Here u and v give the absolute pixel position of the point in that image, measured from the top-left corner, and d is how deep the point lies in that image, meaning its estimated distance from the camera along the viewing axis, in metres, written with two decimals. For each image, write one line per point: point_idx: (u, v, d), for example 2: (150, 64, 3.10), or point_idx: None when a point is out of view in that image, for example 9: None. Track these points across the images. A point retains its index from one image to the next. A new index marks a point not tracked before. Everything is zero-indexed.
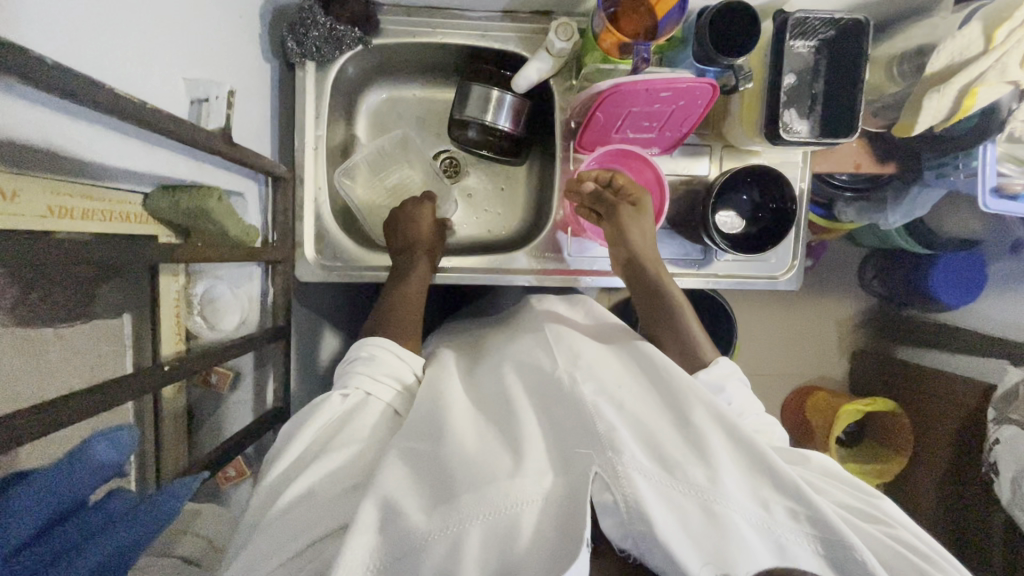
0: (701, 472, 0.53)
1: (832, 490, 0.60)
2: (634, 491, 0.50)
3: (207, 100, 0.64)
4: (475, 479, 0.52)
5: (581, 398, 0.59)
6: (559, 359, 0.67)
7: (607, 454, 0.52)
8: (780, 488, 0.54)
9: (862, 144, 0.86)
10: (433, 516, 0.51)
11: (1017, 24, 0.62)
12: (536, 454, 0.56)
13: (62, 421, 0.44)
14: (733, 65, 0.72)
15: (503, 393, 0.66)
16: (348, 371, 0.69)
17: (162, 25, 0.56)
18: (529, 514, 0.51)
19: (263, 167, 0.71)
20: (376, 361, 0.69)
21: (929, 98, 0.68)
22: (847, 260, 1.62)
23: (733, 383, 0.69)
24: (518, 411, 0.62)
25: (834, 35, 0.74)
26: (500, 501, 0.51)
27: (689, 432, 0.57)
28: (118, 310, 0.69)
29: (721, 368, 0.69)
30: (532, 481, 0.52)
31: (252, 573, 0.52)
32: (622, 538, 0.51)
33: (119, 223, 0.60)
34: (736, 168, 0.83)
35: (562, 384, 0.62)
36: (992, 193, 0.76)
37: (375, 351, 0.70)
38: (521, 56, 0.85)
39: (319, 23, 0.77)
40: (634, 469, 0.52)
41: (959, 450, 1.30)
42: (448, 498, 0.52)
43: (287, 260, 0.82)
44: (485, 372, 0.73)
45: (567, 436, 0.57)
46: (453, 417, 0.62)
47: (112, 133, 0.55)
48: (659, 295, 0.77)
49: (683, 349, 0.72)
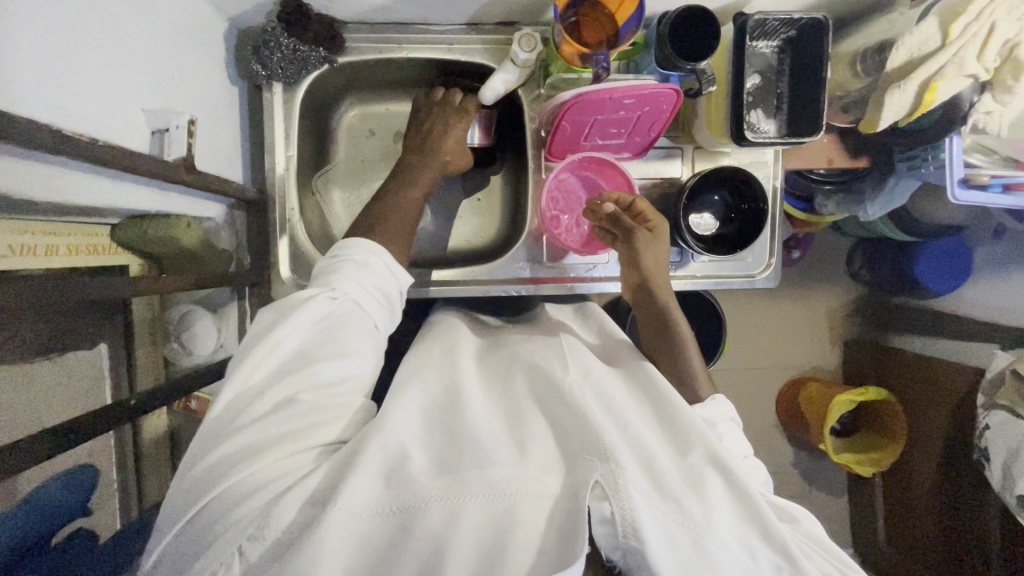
0: (696, 505, 0.51)
1: (821, 559, 0.56)
2: (631, 508, 0.48)
3: (167, 129, 0.64)
4: (480, 461, 0.51)
5: (587, 409, 0.57)
6: (570, 372, 0.65)
7: (610, 465, 0.50)
8: (771, 542, 0.52)
9: (833, 140, 0.87)
10: (437, 481, 0.49)
11: (972, 17, 0.63)
12: (542, 453, 0.54)
13: (29, 461, 0.43)
14: (696, 69, 0.71)
15: (505, 403, 0.64)
16: (336, 270, 0.63)
17: (117, 58, 0.57)
18: (530, 506, 0.48)
19: (232, 191, 0.71)
20: (367, 269, 0.65)
21: (890, 94, 0.68)
22: (835, 251, 1.62)
23: (725, 423, 0.67)
24: (525, 418, 0.60)
25: (795, 35, 0.74)
26: (501, 485, 0.49)
27: (687, 466, 0.55)
28: (92, 341, 0.70)
29: (715, 407, 0.68)
30: (534, 475, 0.50)
31: (223, 475, 0.49)
32: (612, 550, 0.50)
33: (85, 256, 0.61)
34: (706, 170, 0.83)
35: (570, 394, 0.60)
36: (960, 184, 0.76)
37: (370, 259, 0.65)
38: (489, 67, 0.85)
39: (282, 45, 0.77)
40: (635, 489, 0.49)
41: (953, 437, 1.30)
42: (453, 470, 0.50)
43: (263, 281, 0.82)
44: (494, 373, 0.72)
45: (572, 438, 0.55)
46: (464, 409, 0.60)
47: (81, 176, 0.55)
48: (659, 315, 0.76)
49: (680, 377, 0.72)
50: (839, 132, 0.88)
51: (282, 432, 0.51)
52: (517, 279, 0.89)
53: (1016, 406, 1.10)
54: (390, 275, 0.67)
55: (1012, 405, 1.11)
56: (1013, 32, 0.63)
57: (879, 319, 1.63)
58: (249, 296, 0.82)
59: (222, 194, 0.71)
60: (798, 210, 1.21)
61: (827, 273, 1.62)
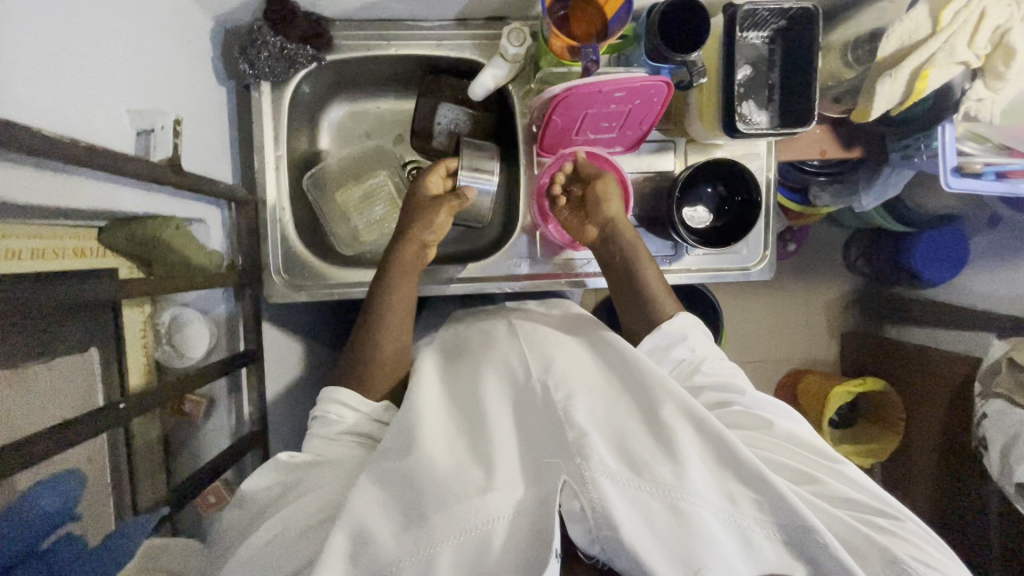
0: (668, 470, 0.53)
1: (803, 470, 0.59)
2: (600, 496, 0.51)
3: (153, 130, 0.63)
4: (445, 498, 0.53)
5: (551, 406, 0.60)
6: (530, 366, 0.67)
7: (574, 461, 0.53)
8: (747, 481, 0.54)
9: (825, 131, 0.87)
10: (404, 539, 0.52)
11: (963, 4, 0.63)
12: (510, 466, 0.56)
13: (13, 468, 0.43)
14: (687, 61, 0.70)
15: (475, 402, 0.66)
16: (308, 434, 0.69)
17: (100, 58, 0.56)
18: (503, 526, 0.52)
19: (220, 193, 0.71)
20: (337, 417, 0.69)
21: (881, 83, 0.68)
22: (832, 242, 1.62)
23: (696, 333, 0.73)
24: (491, 426, 0.61)
25: (786, 25, 0.74)
26: (471, 521, 0.52)
27: (657, 427, 0.58)
28: (82, 344, 0.65)
29: (682, 321, 0.73)
30: (502, 495, 0.53)
31: None
32: (590, 545, 0.53)
33: (72, 259, 0.61)
34: (699, 162, 0.82)
35: (534, 391, 0.63)
36: (953, 172, 0.76)
37: (327, 409, 0.69)
38: (478, 63, 0.85)
39: (269, 44, 0.76)
40: (601, 473, 0.52)
41: (949, 426, 1.30)
42: (418, 519, 0.53)
43: (254, 283, 0.81)
44: (461, 375, 0.72)
45: (539, 443, 0.58)
46: (427, 428, 0.62)
47: (55, 176, 0.54)
48: (627, 273, 0.78)
49: (646, 311, 0.76)
50: (832, 122, 0.87)
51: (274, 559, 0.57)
52: (512, 276, 0.88)
53: (1012, 394, 1.10)
54: (362, 415, 0.69)
55: (1008, 394, 1.11)
56: (1003, 19, 0.63)
57: (876, 309, 1.63)
58: (241, 298, 0.81)
59: (211, 195, 0.70)
60: (793, 202, 1.21)
61: (824, 264, 1.62)
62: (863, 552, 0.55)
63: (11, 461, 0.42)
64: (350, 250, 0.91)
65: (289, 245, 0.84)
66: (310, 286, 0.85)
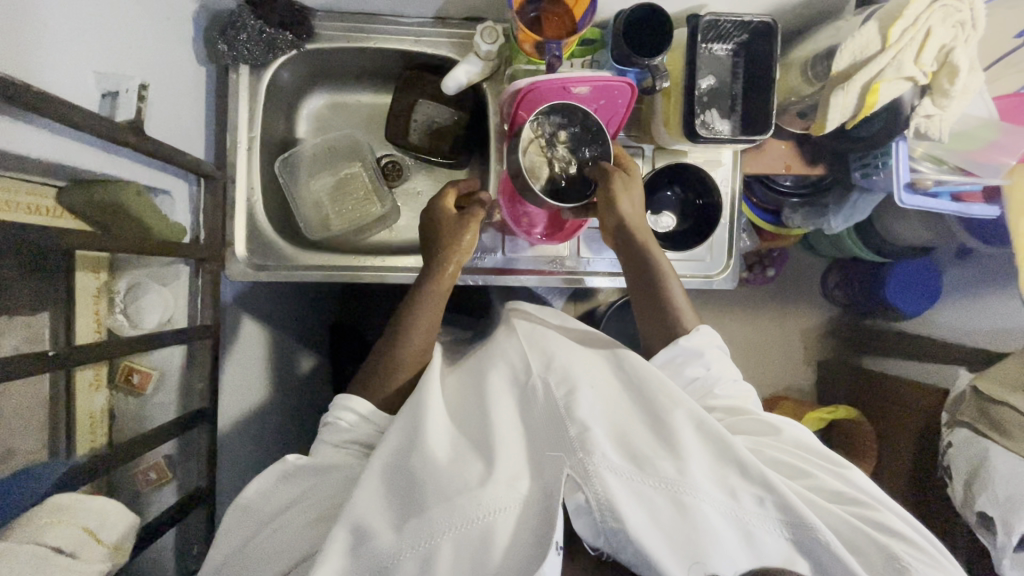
0: (671, 465, 0.54)
1: (808, 471, 0.60)
2: (604, 489, 0.51)
3: (117, 93, 0.64)
4: (445, 492, 0.53)
5: (555, 402, 0.59)
6: (531, 361, 0.65)
7: (578, 455, 0.53)
8: (748, 478, 0.55)
9: (789, 146, 0.90)
10: (402, 535, 0.52)
11: (908, 23, 0.64)
12: (510, 457, 0.56)
13: None
14: (651, 65, 0.73)
15: (478, 398, 0.64)
16: (317, 440, 0.67)
17: (73, 16, 0.57)
18: (505, 521, 0.52)
19: (186, 164, 0.72)
20: (348, 426, 0.66)
21: (835, 96, 0.70)
22: (809, 270, 1.63)
23: (712, 350, 0.71)
24: (492, 416, 0.60)
25: (748, 38, 0.77)
26: (471, 512, 0.51)
27: (659, 428, 0.58)
28: (34, 306, 0.65)
29: (700, 337, 0.71)
30: (504, 486, 0.53)
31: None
32: (596, 538, 0.52)
33: (25, 215, 0.60)
34: (659, 167, 0.85)
35: (534, 389, 0.62)
36: (906, 189, 0.78)
37: (339, 415, 0.67)
38: (454, 61, 0.87)
39: (248, 27, 0.78)
40: (604, 468, 0.52)
41: (919, 458, 1.29)
42: (418, 512, 0.53)
43: (216, 258, 0.81)
44: (462, 371, 0.71)
45: (539, 436, 0.58)
46: (430, 423, 0.60)
47: (12, 122, 0.54)
48: (654, 288, 0.76)
49: (666, 329, 0.75)
50: (796, 139, 0.90)
51: (268, 556, 0.58)
52: (477, 269, 0.89)
53: (977, 423, 1.09)
54: (373, 424, 0.67)
55: (974, 423, 1.10)
56: (948, 38, 0.66)
57: (853, 339, 1.63)
58: (201, 273, 0.80)
59: (176, 164, 0.71)
60: (766, 222, 1.23)
61: (802, 292, 1.63)
62: (861, 548, 0.56)
63: None
64: (318, 236, 0.92)
65: (255, 225, 0.85)
66: (272, 267, 0.85)
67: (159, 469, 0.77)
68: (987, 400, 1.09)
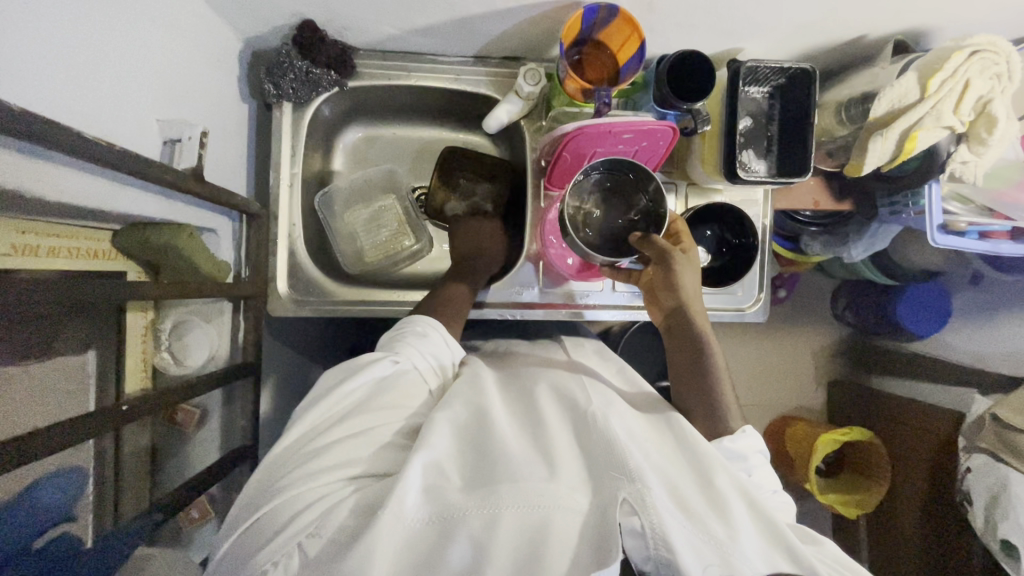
0: (721, 526, 0.52)
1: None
2: (660, 523, 0.50)
3: (180, 140, 0.66)
4: (512, 474, 0.53)
5: (610, 433, 0.56)
6: (593, 398, 0.64)
7: (636, 484, 0.51)
8: (794, 561, 0.52)
9: (818, 183, 0.92)
10: (472, 495, 0.52)
11: (948, 74, 0.67)
12: (571, 469, 0.55)
13: (32, 454, 0.43)
14: (693, 109, 0.75)
15: (537, 419, 0.63)
16: (399, 339, 0.69)
17: (137, 67, 0.58)
18: (564, 519, 0.51)
19: (236, 205, 0.73)
20: (432, 339, 0.71)
21: (873, 142, 0.72)
22: (820, 291, 1.64)
23: (757, 456, 0.66)
24: (552, 434, 0.60)
25: (785, 82, 0.78)
26: (533, 497, 0.51)
27: (710, 492, 0.55)
28: (83, 346, 0.65)
29: (745, 439, 0.66)
30: (566, 493, 0.52)
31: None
32: (644, 561, 0.53)
33: (86, 260, 0.60)
34: (699, 206, 0.87)
35: (592, 417, 0.59)
36: (939, 230, 0.80)
37: (429, 330, 0.71)
38: (493, 98, 0.89)
39: (295, 67, 0.79)
40: (662, 505, 0.51)
41: (933, 480, 1.27)
42: (487, 483, 0.53)
43: (259, 295, 0.82)
44: (516, 390, 0.71)
45: (596, 453, 0.56)
46: (496, 425, 0.60)
47: (88, 176, 0.56)
48: (704, 374, 0.73)
49: (710, 415, 0.70)
50: (825, 176, 0.92)
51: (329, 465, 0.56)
52: (515, 303, 0.91)
53: (996, 449, 1.09)
54: (449, 347, 0.73)
55: (993, 449, 1.10)
56: (985, 90, 0.68)
57: (862, 360, 1.64)
58: (244, 310, 0.81)
59: (227, 206, 0.71)
60: (784, 248, 1.20)
61: (812, 312, 1.65)
62: None
63: (28, 451, 0.43)
64: (355, 269, 0.92)
65: (296, 261, 0.86)
66: (312, 302, 0.86)
67: (202, 507, 0.78)
68: (1006, 427, 1.08)
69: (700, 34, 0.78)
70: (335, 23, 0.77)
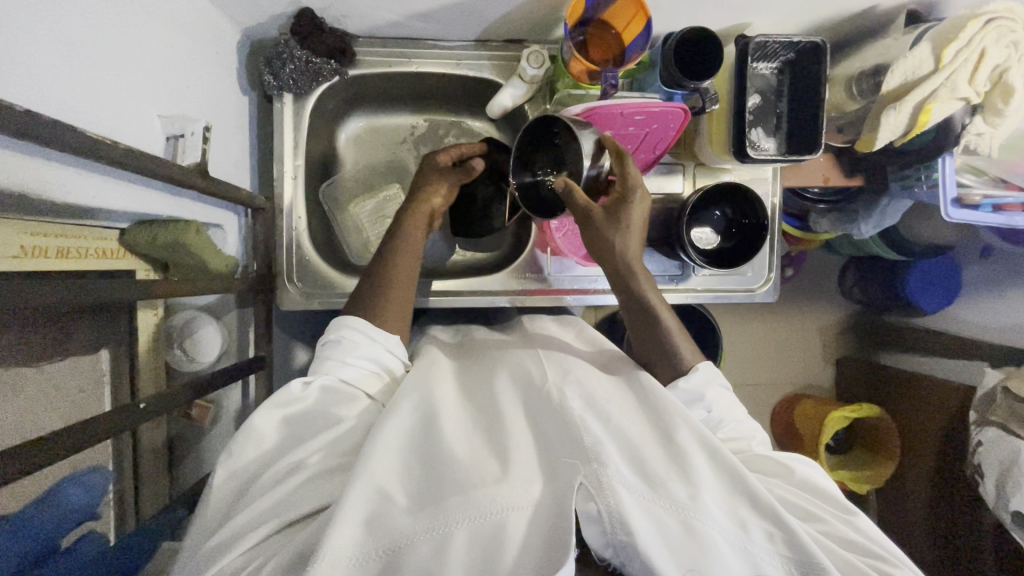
0: (682, 488, 0.51)
1: (823, 515, 0.57)
2: (617, 501, 0.49)
3: (183, 135, 0.65)
4: (461, 484, 0.50)
5: (567, 411, 0.57)
6: (548, 372, 0.64)
7: (592, 465, 0.50)
8: (758, 509, 0.52)
9: (828, 159, 0.90)
10: (420, 517, 0.49)
11: (963, 44, 0.65)
12: (525, 461, 0.54)
13: (59, 453, 0.44)
14: (699, 88, 0.74)
15: (492, 408, 0.63)
16: (319, 356, 0.66)
17: (136, 64, 0.57)
18: (517, 519, 0.49)
19: (241, 199, 0.72)
20: (352, 342, 0.66)
21: (887, 115, 0.71)
22: (827, 268, 1.62)
23: (714, 389, 0.66)
24: (507, 423, 0.59)
25: (794, 57, 0.77)
26: (485, 508, 0.49)
27: (672, 451, 0.55)
28: (95, 345, 0.66)
29: (700, 378, 0.66)
30: (519, 488, 0.50)
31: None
32: (603, 548, 0.50)
33: (93, 261, 0.60)
34: (708, 187, 0.84)
35: (551, 397, 0.59)
36: (954, 203, 0.78)
37: (342, 333, 0.67)
38: (496, 83, 0.88)
39: (295, 57, 0.78)
40: (618, 481, 0.50)
41: (942, 454, 1.27)
42: (434, 501, 0.50)
43: (267, 289, 0.82)
44: (474, 379, 0.71)
45: (554, 443, 0.55)
46: (444, 420, 0.60)
47: (99, 177, 0.56)
48: (653, 330, 0.70)
49: (665, 360, 0.69)
50: (835, 152, 0.91)
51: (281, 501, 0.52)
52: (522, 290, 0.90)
53: (1007, 422, 1.07)
54: (376, 342, 0.67)
55: (1004, 422, 1.08)
56: (1002, 59, 0.67)
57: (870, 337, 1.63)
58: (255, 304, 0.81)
59: (231, 202, 0.71)
60: (791, 226, 1.14)
61: (819, 290, 1.63)
62: None
63: (56, 447, 0.44)
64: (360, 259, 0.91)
65: (303, 253, 0.86)
66: (321, 294, 0.86)
67: None
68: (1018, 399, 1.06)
69: (706, 10, 0.76)
70: (333, 10, 0.75)
